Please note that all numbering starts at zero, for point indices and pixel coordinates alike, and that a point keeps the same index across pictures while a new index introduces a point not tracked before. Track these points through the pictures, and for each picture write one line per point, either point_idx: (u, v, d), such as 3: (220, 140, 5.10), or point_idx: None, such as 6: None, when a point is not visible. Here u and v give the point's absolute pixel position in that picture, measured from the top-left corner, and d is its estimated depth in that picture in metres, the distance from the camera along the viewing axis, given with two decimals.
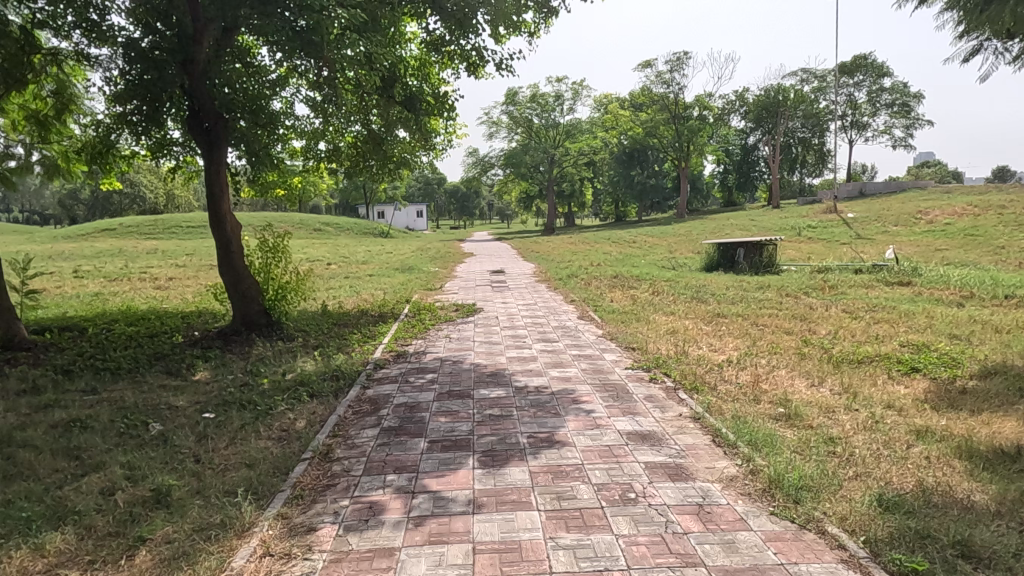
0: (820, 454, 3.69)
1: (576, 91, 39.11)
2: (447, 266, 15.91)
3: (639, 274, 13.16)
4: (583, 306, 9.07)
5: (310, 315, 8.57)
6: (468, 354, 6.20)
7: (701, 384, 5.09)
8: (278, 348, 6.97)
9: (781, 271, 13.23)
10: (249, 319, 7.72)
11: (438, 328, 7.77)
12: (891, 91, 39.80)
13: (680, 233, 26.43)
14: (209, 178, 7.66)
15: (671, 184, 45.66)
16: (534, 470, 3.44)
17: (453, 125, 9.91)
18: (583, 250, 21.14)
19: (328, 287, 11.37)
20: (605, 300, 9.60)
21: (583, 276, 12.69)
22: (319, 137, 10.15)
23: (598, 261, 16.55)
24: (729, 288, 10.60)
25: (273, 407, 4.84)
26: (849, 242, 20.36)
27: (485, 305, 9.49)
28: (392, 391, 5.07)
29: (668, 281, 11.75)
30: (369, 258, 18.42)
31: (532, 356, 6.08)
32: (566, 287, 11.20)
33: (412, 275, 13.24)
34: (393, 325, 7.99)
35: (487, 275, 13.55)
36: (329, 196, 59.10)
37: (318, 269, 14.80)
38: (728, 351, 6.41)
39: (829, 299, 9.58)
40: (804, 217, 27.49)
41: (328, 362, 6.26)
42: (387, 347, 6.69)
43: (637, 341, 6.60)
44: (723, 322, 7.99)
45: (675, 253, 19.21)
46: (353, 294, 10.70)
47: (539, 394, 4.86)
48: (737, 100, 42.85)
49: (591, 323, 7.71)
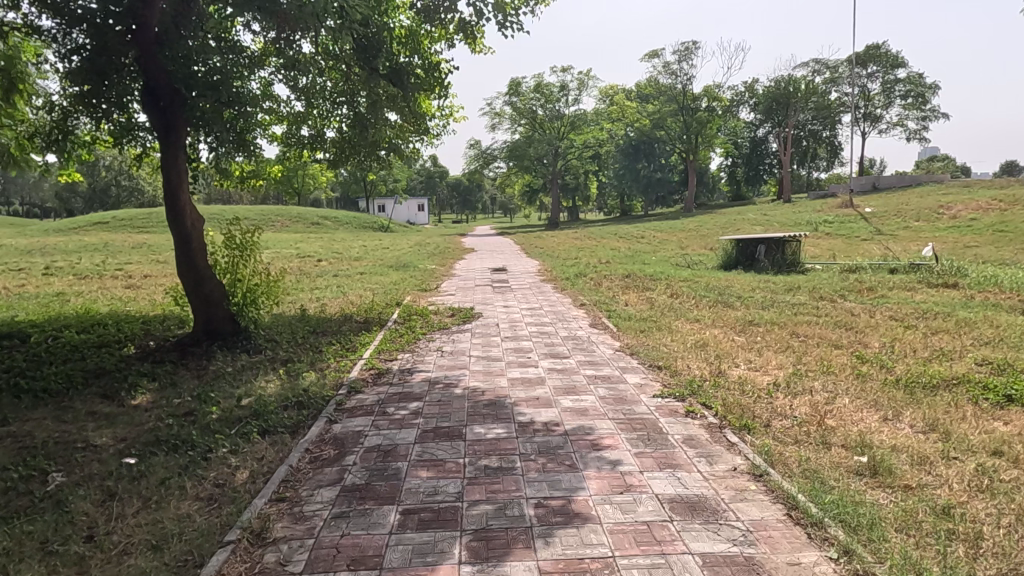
0: (940, 537, 2.66)
1: (581, 81, 38.02)
2: (445, 263, 14.87)
3: (652, 273, 12.10)
4: (595, 311, 8.05)
5: (286, 323, 7.56)
6: (462, 374, 5.18)
7: (751, 421, 4.06)
8: (240, 364, 5.95)
9: (807, 270, 12.19)
10: (213, 325, 6.73)
11: (429, 339, 6.75)
12: (905, 83, 38.56)
13: (690, 228, 25.36)
14: (166, 166, 6.62)
15: (678, 177, 44.58)
16: (545, 568, 2.43)
17: (449, 107, 8.88)
18: (589, 246, 20.11)
19: (312, 288, 10.36)
20: (619, 304, 8.57)
21: (591, 275, 11.68)
22: (302, 121, 9.13)
23: (608, 258, 15.49)
24: (756, 290, 9.57)
25: (212, 452, 3.83)
26: (871, 238, 19.27)
27: (485, 309, 8.46)
28: (364, 428, 4.06)
29: (686, 281, 10.70)
30: (363, 254, 17.39)
31: (537, 377, 5.05)
32: (574, 287, 10.18)
33: (407, 274, 12.24)
34: (378, 334, 6.96)
35: (488, 273, 12.54)
36: (330, 189, 58.11)
37: (306, 266, 13.74)
38: (772, 371, 5.37)
39: (871, 303, 8.53)
40: (819, 212, 26.41)
41: (295, 384, 5.24)
42: (367, 364, 5.66)
43: (663, 358, 5.56)
44: (757, 331, 6.96)
45: (686, 249, 18.18)
46: (340, 295, 9.68)
47: (549, 434, 3.84)
48: (747, 91, 42.06)
49: (606, 334, 6.68)
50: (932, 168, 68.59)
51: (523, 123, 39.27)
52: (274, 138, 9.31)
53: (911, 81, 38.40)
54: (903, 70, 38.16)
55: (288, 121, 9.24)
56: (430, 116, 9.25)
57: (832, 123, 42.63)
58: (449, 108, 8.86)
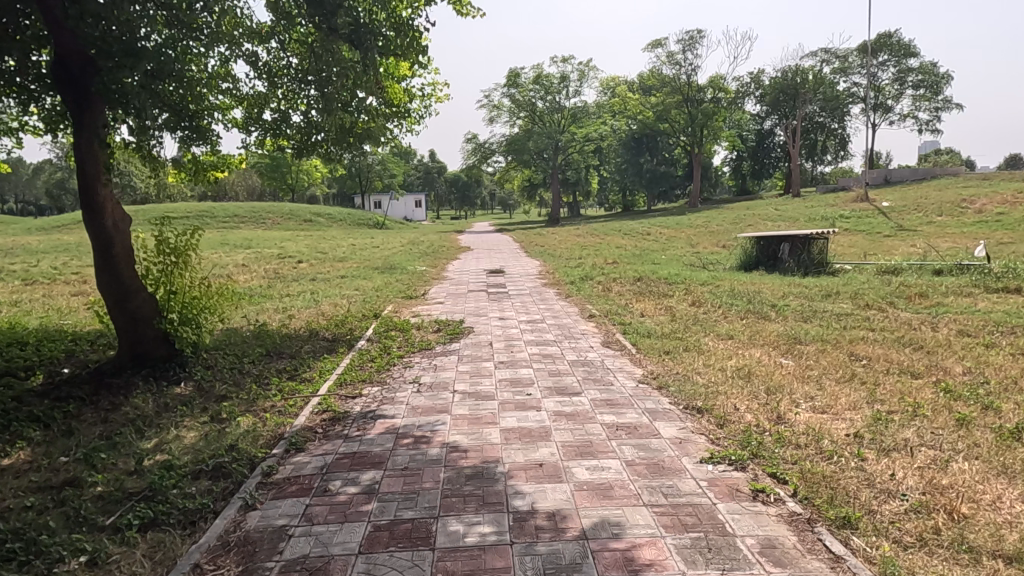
0: None
1: (582, 72, 36.63)
2: (437, 264, 13.61)
3: (667, 275, 10.86)
4: (607, 325, 6.80)
5: (239, 342, 6.31)
6: (440, 423, 3.93)
7: (848, 509, 2.83)
8: (163, 403, 4.69)
9: (839, 272, 10.92)
10: (141, 348, 5.46)
11: (406, 363, 5.50)
12: (917, 73, 37.14)
13: (698, 224, 24.12)
14: (80, 152, 5.32)
15: (682, 172, 43.26)
16: None
17: (431, 85, 7.63)
18: (593, 244, 18.86)
19: (283, 297, 9.10)
20: (635, 315, 7.31)
21: (599, 278, 10.41)
22: (264, 103, 7.87)
23: (616, 258, 14.17)
24: (790, 298, 8.33)
25: (60, 566, 2.58)
26: (895, 235, 17.96)
27: (477, 322, 7.21)
28: (290, 521, 2.82)
29: (706, 286, 9.43)
30: (349, 253, 16.10)
31: (539, 428, 3.79)
32: (580, 293, 8.92)
33: (393, 277, 10.98)
34: (344, 358, 5.70)
35: (485, 276, 11.30)
36: (324, 184, 56.77)
37: (284, 270, 12.46)
38: (847, 416, 4.11)
39: (931, 314, 7.26)
40: (834, 207, 25.13)
41: (220, 435, 3.98)
42: (322, 405, 4.41)
43: (702, 397, 4.31)
44: (808, 351, 5.70)
45: (697, 247, 16.91)
46: (313, 306, 8.42)
47: (560, 535, 2.59)
48: (752, 83, 40.70)
49: (624, 359, 5.43)
50: (941, 159, 67.16)
51: (522, 116, 38.10)
52: (233, 124, 7.99)
53: (924, 70, 37.02)
54: (915, 58, 36.77)
55: (248, 104, 7.96)
56: (408, 97, 8.01)
57: (841, 115, 41.28)
58: (430, 87, 7.62)
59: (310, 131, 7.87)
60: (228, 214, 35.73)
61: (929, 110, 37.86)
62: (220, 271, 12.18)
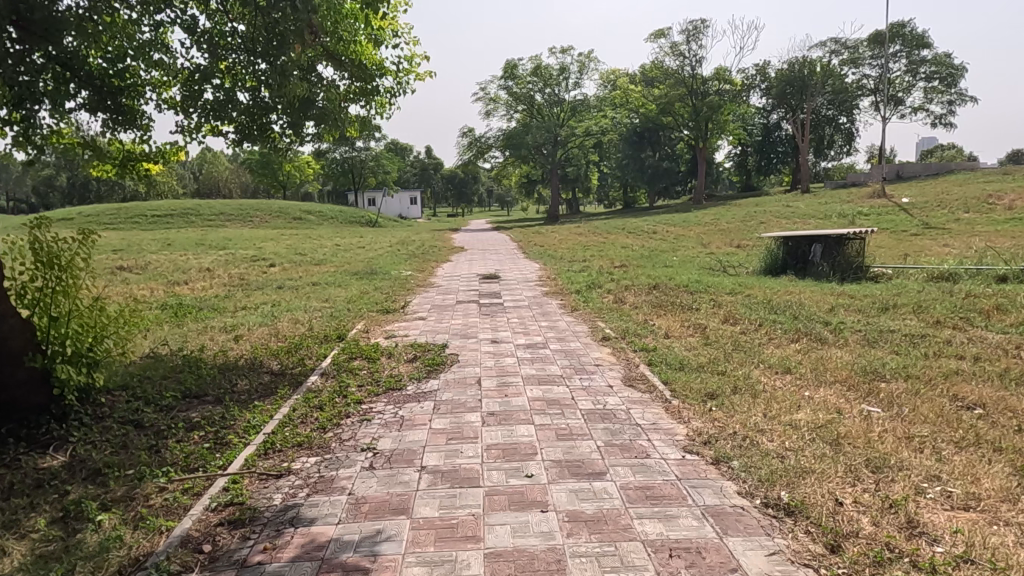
0: None
1: (582, 63, 35.20)
2: (425, 268, 12.23)
3: (686, 281, 9.50)
4: (625, 351, 5.42)
5: (154, 382, 4.89)
6: (393, 537, 2.53)
7: None
8: (6, 485, 3.27)
9: (881, 279, 9.56)
10: (8, 394, 3.90)
11: (365, 413, 4.11)
12: (931, 63, 35.57)
13: (706, 222, 22.81)
14: None
15: (684, 167, 41.89)
16: None
17: (407, 57, 6.24)
18: (598, 244, 17.56)
19: (234, 312, 7.68)
20: (660, 337, 5.94)
21: (608, 285, 9.03)
22: (203, 79, 6.36)
23: (624, 261, 12.78)
24: (840, 313, 6.95)
25: None
26: (923, 233, 16.58)
27: (464, 346, 5.83)
28: None
29: (736, 296, 8.08)
30: (331, 256, 14.71)
31: (547, 551, 2.40)
32: (588, 306, 7.54)
33: (372, 285, 9.60)
34: (284, 404, 4.29)
35: (478, 283, 9.93)
36: (317, 182, 55.33)
37: (251, 275, 11.06)
38: (1017, 519, 2.71)
39: (1022, 333, 5.88)
40: (849, 203, 23.81)
41: (52, 558, 2.57)
42: (226, 496, 3.00)
43: (788, 487, 2.91)
44: (897, 394, 4.30)
45: (710, 248, 15.56)
46: (269, 323, 6.99)
47: None
48: (757, 74, 40.34)
49: (657, 408, 4.04)
50: (947, 154, 65.78)
51: (520, 109, 36.79)
52: (168, 103, 6.55)
53: (937, 61, 35.54)
54: (928, 48, 35.34)
55: (185, 80, 6.47)
56: (379, 73, 6.63)
57: (849, 108, 39.92)
58: (407, 60, 6.23)
59: (258, 114, 6.44)
60: (216, 212, 34.33)
61: (941, 104, 36.38)
62: (181, 278, 10.80)
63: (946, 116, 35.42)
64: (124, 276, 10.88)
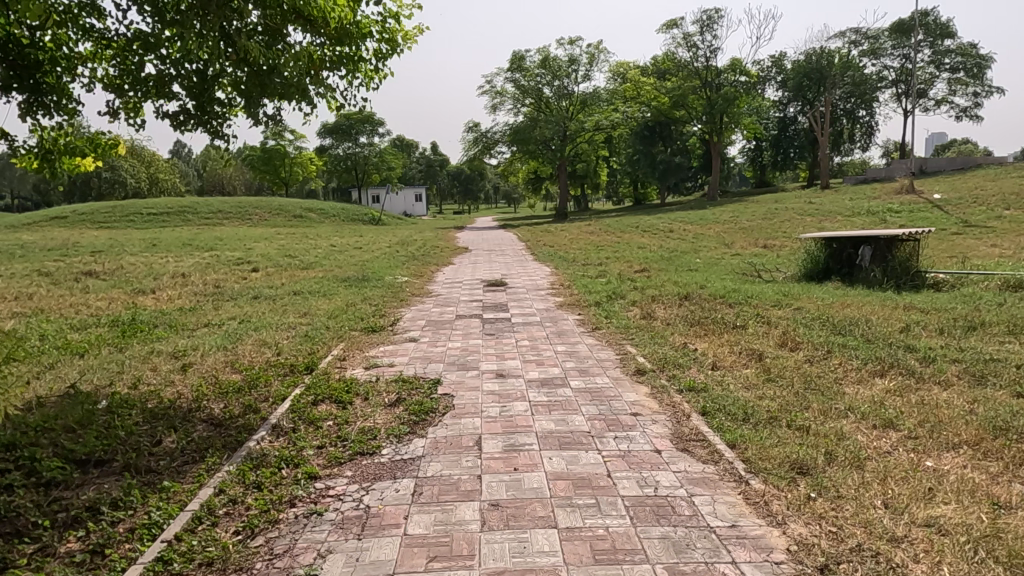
0: None
1: (592, 55, 33.81)
2: (424, 272, 11.07)
3: (721, 290, 8.32)
4: (666, 391, 4.24)
5: (50, 438, 3.68)
6: None
7: None
8: None
9: (943, 288, 8.38)
10: None
11: (316, 498, 2.92)
12: (957, 53, 34.11)
13: (726, 220, 21.60)
14: None
15: (696, 162, 40.65)
16: None
17: (395, 14, 5.04)
18: (614, 243, 16.38)
19: (192, 331, 6.49)
20: (708, 371, 4.73)
21: (632, 295, 7.86)
22: (139, 51, 5.11)
23: (644, 264, 11.56)
24: (918, 332, 5.76)
25: None
26: (964, 232, 15.37)
27: (462, 377, 4.67)
28: None
29: (785, 310, 6.90)
30: (322, 258, 13.53)
31: None
32: (612, 323, 6.37)
33: (362, 293, 8.45)
34: (209, 482, 3.10)
35: (483, 291, 8.77)
36: (320, 179, 54.22)
37: (229, 282, 9.90)
38: None
39: None
40: (876, 199, 22.53)
41: None
42: None
43: None
44: None
45: (735, 250, 14.36)
46: (229, 347, 5.78)
47: None
48: (773, 66, 39.31)
49: (731, 495, 2.84)
50: (965, 149, 64.09)
51: (527, 103, 35.57)
52: (101, 81, 5.35)
53: (963, 51, 34.09)
54: (953, 38, 33.96)
55: (121, 52, 5.25)
56: (360, 35, 5.43)
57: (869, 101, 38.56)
58: (394, 17, 5.03)
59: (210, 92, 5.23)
60: (213, 210, 33.17)
61: (967, 95, 34.91)
62: (150, 284, 9.64)
63: (972, 109, 34.03)
64: (86, 283, 9.73)
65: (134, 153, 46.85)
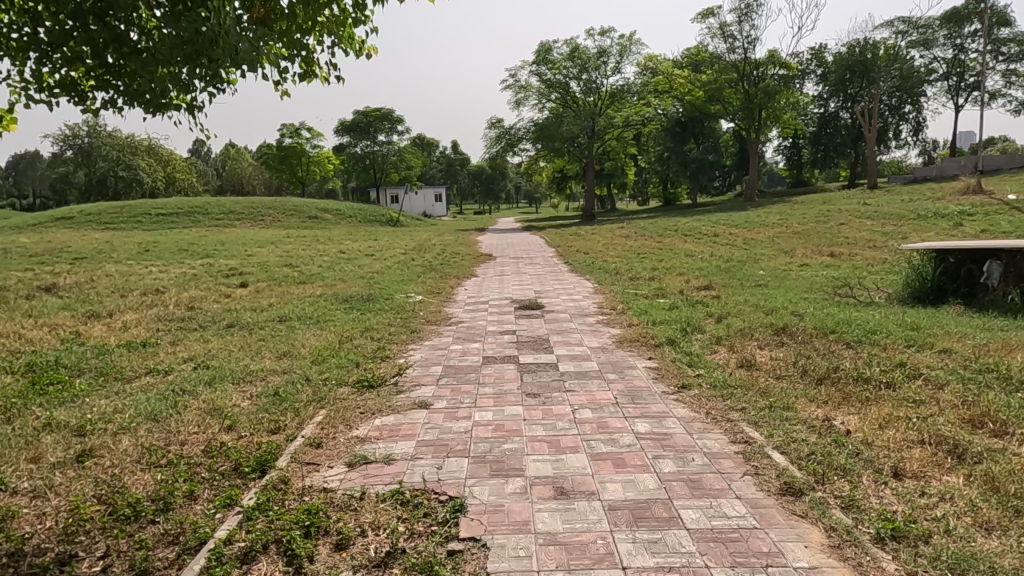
0: None
1: (623, 47, 31.84)
2: (442, 288, 9.29)
3: (821, 320, 6.45)
4: (855, 546, 2.42)
5: None
6: None
7: None
8: None
9: None
10: None
11: None
12: (1015, 42, 31.69)
13: (774, 223, 19.58)
14: None
15: (729, 160, 38.56)
16: None
17: None
18: (658, 250, 14.47)
19: (115, 386, 4.69)
20: (902, 491, 2.89)
21: (709, 327, 6.01)
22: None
23: (703, 279, 9.66)
24: None
25: None
26: None
27: (496, 493, 2.89)
28: None
29: (931, 358, 5.01)
30: (327, 268, 11.74)
31: None
32: (699, 377, 4.55)
33: (360, 321, 6.67)
34: None
35: (514, 318, 6.96)
36: (338, 178, 52.68)
37: (206, 301, 8.18)
38: None
39: None
40: (940, 199, 20.42)
41: None
42: None
43: None
44: None
45: (801, 260, 12.42)
46: (162, 418, 4.01)
47: None
48: (814, 60, 37.16)
49: None
50: (1010, 146, 61.06)
51: (553, 98, 33.76)
52: None
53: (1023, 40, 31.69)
54: (1010, 27, 31.67)
55: None
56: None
57: (916, 95, 36.33)
58: None
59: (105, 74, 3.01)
60: (225, 210, 31.67)
61: None
62: (108, 305, 7.93)
63: None
64: (33, 303, 8.03)
65: (149, 152, 45.62)
